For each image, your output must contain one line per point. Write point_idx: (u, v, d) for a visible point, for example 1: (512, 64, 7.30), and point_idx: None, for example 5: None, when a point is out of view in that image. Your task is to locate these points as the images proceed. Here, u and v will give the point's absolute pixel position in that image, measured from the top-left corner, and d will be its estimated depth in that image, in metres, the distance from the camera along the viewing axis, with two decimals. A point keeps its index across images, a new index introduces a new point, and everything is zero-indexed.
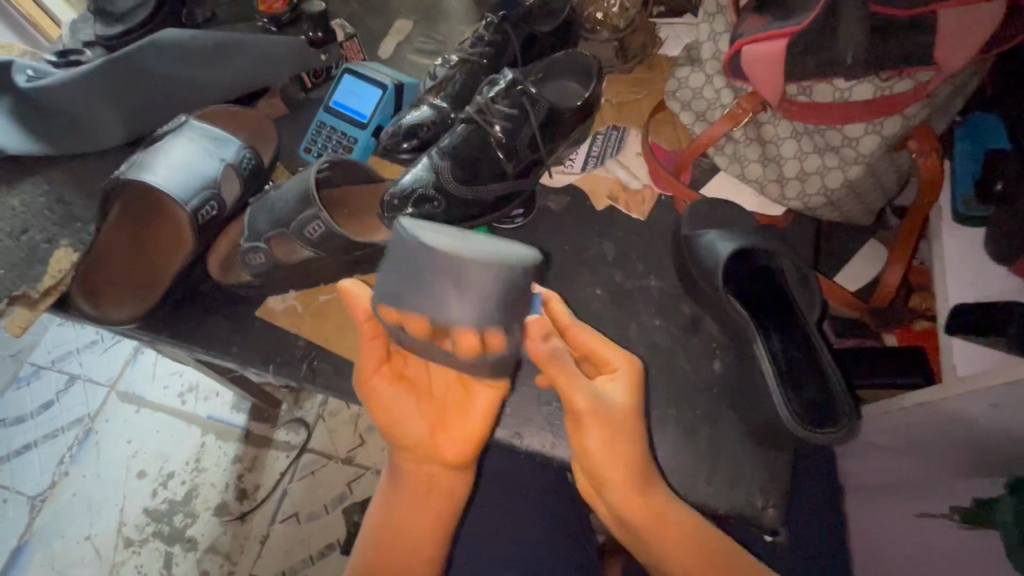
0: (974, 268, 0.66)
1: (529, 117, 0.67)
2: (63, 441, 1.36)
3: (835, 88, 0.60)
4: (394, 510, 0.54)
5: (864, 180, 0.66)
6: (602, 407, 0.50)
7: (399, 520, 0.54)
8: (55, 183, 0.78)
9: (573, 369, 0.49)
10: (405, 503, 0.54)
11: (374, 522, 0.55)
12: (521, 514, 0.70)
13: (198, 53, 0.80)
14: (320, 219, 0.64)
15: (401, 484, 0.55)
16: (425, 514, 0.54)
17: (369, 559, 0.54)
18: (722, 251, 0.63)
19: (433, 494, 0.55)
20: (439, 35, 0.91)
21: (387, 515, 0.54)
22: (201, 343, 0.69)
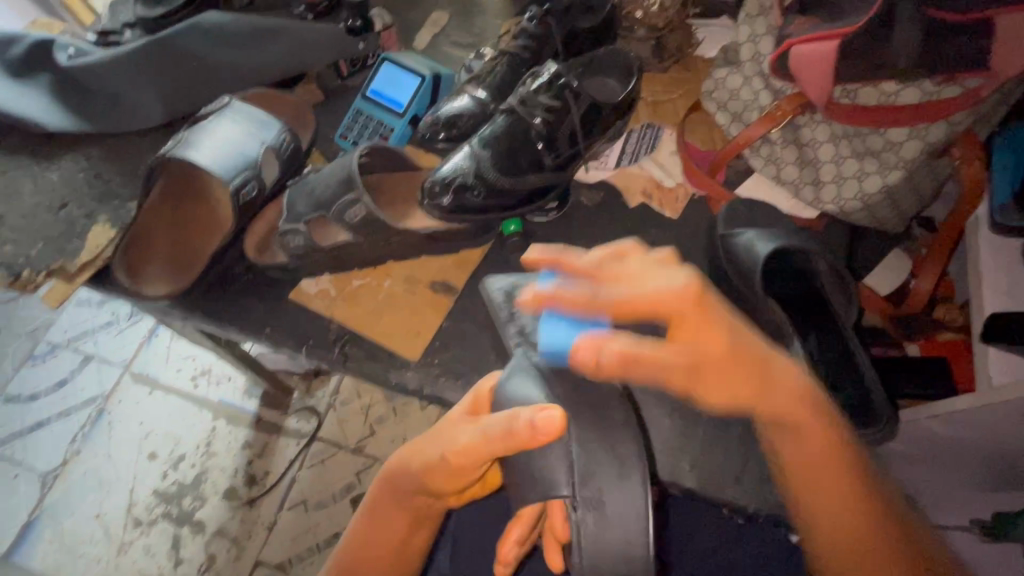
0: (1009, 280, 0.66)
1: (571, 110, 0.68)
2: (76, 420, 1.37)
3: (881, 90, 0.61)
4: (374, 522, 0.52)
5: (903, 186, 0.66)
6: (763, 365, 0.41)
7: (378, 533, 0.52)
8: (92, 160, 0.79)
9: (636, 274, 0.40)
10: (387, 520, 0.52)
11: (357, 522, 0.54)
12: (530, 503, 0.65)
13: (239, 36, 0.81)
14: (362, 202, 0.65)
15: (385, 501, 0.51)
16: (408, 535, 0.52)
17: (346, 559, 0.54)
18: (763, 250, 0.62)
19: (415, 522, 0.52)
20: (474, 28, 0.92)
21: (371, 520, 0.53)
22: (234, 323, 0.70)
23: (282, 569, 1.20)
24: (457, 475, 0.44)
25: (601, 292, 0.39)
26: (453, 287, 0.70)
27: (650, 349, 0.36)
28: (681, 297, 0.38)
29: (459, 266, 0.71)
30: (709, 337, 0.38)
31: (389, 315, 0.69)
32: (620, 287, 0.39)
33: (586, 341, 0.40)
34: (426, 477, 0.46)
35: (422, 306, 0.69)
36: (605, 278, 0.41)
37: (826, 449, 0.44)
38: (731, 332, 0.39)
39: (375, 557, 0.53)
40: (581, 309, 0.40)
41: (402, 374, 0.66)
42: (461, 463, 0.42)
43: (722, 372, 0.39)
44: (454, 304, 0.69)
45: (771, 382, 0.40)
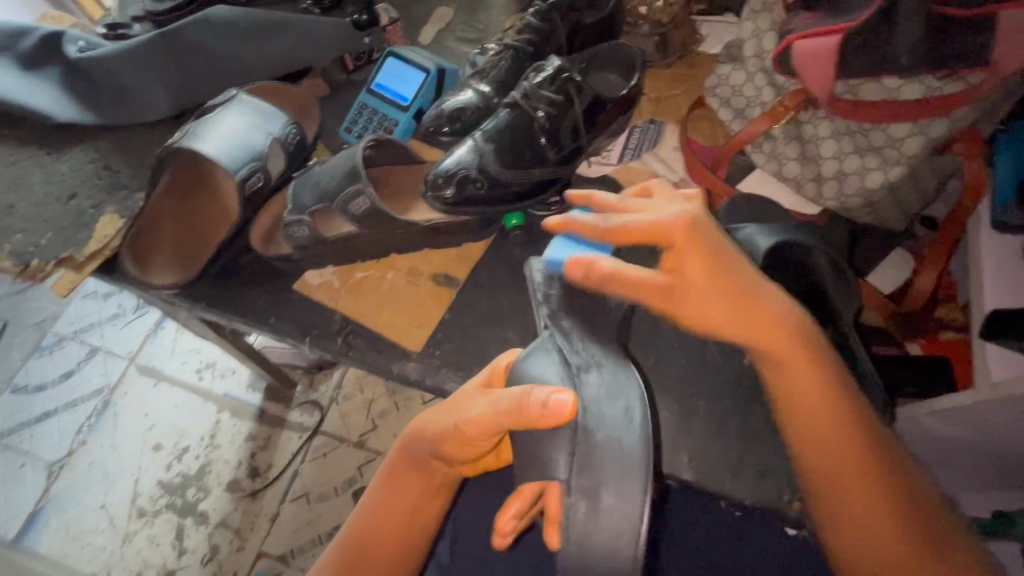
0: (1010, 277, 0.65)
1: (574, 104, 0.68)
2: (83, 411, 1.39)
3: (884, 86, 0.61)
4: (385, 501, 0.54)
5: (905, 182, 0.66)
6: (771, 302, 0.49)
7: (390, 512, 0.54)
8: (101, 151, 0.80)
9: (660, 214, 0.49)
10: (404, 486, 0.54)
11: (372, 492, 0.56)
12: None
13: (246, 30, 0.82)
14: (365, 194, 0.65)
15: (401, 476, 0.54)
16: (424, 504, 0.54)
17: (352, 541, 0.54)
18: (763, 243, 0.62)
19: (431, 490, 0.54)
20: (478, 24, 0.93)
21: (381, 500, 0.54)
22: (238, 313, 0.71)
23: (284, 560, 1.21)
24: (470, 443, 0.47)
25: (613, 227, 0.49)
26: (455, 281, 0.71)
27: (640, 277, 0.48)
28: (681, 227, 0.47)
29: (462, 259, 0.72)
30: (695, 270, 0.47)
31: (392, 307, 0.70)
32: (636, 219, 0.48)
33: (589, 260, 0.48)
34: (441, 443, 0.49)
35: (425, 298, 0.70)
36: (626, 210, 0.51)
37: (814, 381, 0.49)
38: (715, 263, 0.47)
39: (387, 524, 0.54)
40: (597, 237, 0.50)
41: (404, 365, 0.67)
42: (470, 436, 0.46)
43: (699, 297, 0.48)
44: (456, 296, 0.70)
45: (756, 311, 0.48)
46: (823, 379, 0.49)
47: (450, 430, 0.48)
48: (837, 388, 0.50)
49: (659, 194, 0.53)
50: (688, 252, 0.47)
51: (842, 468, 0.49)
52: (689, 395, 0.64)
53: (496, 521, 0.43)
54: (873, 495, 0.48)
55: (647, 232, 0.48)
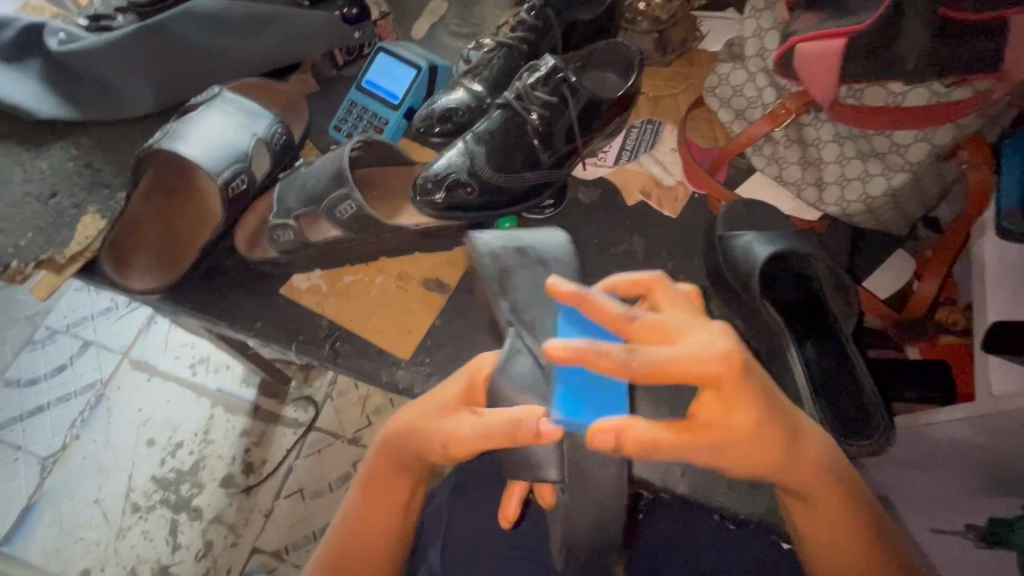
0: (1013, 284, 0.64)
1: (568, 106, 0.66)
2: (75, 405, 1.37)
3: (889, 91, 0.59)
4: (359, 509, 0.53)
5: (909, 189, 0.64)
6: (793, 433, 0.40)
7: (365, 520, 0.52)
8: (82, 148, 0.78)
9: (682, 325, 0.35)
10: (382, 487, 0.52)
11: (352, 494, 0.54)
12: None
13: (233, 23, 0.79)
14: (352, 198, 0.63)
15: (373, 482, 0.52)
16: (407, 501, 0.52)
17: (332, 547, 0.53)
18: (760, 252, 0.61)
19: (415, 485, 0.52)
20: (473, 18, 0.90)
21: (356, 508, 0.53)
22: (224, 317, 0.69)
23: (279, 556, 1.20)
24: (453, 459, 0.44)
25: (643, 356, 0.32)
26: (446, 285, 0.69)
27: (668, 432, 0.35)
28: (723, 370, 0.34)
29: (454, 263, 0.70)
30: (732, 418, 0.36)
31: (381, 313, 0.68)
32: (666, 355, 0.33)
33: (621, 426, 0.34)
34: (421, 448, 0.46)
35: (414, 302, 0.69)
36: (638, 330, 0.34)
37: (820, 481, 0.44)
38: (762, 405, 0.37)
39: (375, 522, 0.52)
40: (608, 368, 0.32)
41: (393, 372, 0.66)
42: (457, 448, 0.43)
43: (743, 446, 0.37)
44: (447, 301, 0.68)
45: (795, 452, 0.41)
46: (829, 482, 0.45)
47: (431, 444, 0.45)
48: (841, 475, 0.46)
49: (661, 299, 0.39)
50: (726, 393, 0.35)
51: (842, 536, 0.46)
52: None
53: (503, 509, 0.50)
54: (869, 563, 0.47)
55: (657, 373, 0.32)
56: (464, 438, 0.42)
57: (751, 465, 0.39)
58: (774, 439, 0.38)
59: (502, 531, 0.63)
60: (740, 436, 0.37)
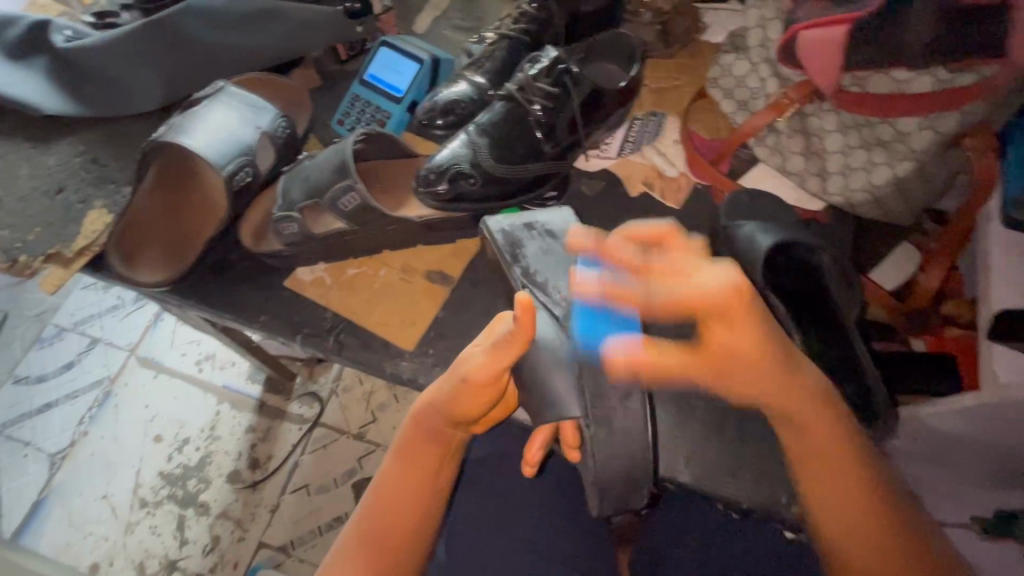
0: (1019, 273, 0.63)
1: (571, 97, 0.66)
2: (83, 402, 1.39)
3: (892, 78, 0.59)
4: (384, 496, 0.52)
5: (914, 177, 0.64)
6: (783, 365, 0.43)
7: (393, 509, 0.52)
8: (89, 145, 0.78)
9: (681, 262, 0.38)
10: (413, 464, 0.53)
11: (378, 479, 0.54)
12: (522, 495, 0.65)
13: (238, 19, 0.80)
14: (355, 190, 0.64)
15: (402, 464, 0.53)
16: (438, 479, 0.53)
17: (358, 539, 0.51)
18: (764, 242, 0.60)
19: (448, 459, 0.54)
20: (475, 12, 0.90)
21: (382, 496, 0.53)
22: (230, 310, 0.70)
23: (285, 551, 1.21)
24: (464, 416, 0.49)
25: (651, 299, 0.39)
26: (450, 278, 0.70)
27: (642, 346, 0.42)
28: (723, 304, 0.37)
29: (457, 256, 0.70)
30: (734, 338, 0.40)
31: (385, 305, 0.68)
32: (667, 292, 0.38)
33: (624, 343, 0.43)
34: (438, 410, 0.50)
35: (418, 295, 0.69)
36: (649, 269, 0.39)
37: (818, 426, 0.45)
38: (767, 332, 0.41)
39: (404, 511, 0.52)
40: (621, 303, 0.44)
41: (397, 364, 0.66)
42: (471, 400, 0.48)
43: (726, 347, 0.41)
44: (450, 293, 0.69)
45: (791, 374, 0.44)
46: (834, 422, 0.46)
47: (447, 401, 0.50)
48: (851, 434, 0.46)
49: (676, 249, 0.39)
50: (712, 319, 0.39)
51: (849, 488, 0.46)
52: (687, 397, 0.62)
53: (527, 453, 0.54)
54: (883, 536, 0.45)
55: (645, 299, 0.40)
56: (472, 378, 0.47)
57: (736, 355, 0.41)
58: (749, 361, 0.41)
59: (506, 522, 0.63)
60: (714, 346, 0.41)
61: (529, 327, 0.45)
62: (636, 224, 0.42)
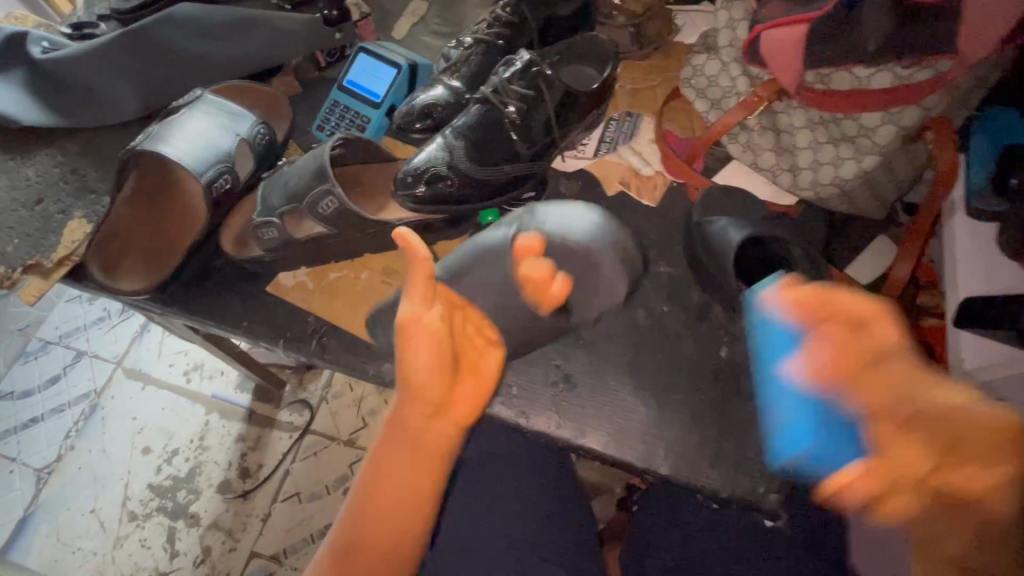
0: (986, 263, 0.65)
1: (545, 99, 0.68)
2: (70, 416, 1.37)
3: (852, 75, 0.60)
4: (358, 514, 0.50)
5: (880, 171, 0.66)
6: (989, 437, 0.39)
7: (365, 529, 0.50)
8: (67, 155, 0.78)
9: (900, 346, 0.41)
10: (390, 475, 0.50)
11: (354, 496, 0.51)
12: None
13: (216, 28, 0.80)
14: (334, 193, 0.64)
15: (381, 466, 0.50)
16: (416, 480, 0.50)
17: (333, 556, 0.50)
18: (736, 235, 0.63)
19: (426, 454, 0.50)
20: (453, 18, 0.91)
21: (359, 511, 0.50)
22: (212, 317, 0.70)
23: (278, 560, 1.21)
24: (424, 387, 0.48)
25: (850, 399, 0.41)
26: None
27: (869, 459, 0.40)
28: (1002, 430, 0.38)
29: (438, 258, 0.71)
30: (926, 446, 0.39)
31: (366, 308, 0.69)
32: (887, 429, 0.40)
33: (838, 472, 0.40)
34: (404, 391, 0.49)
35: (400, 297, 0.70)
36: (861, 375, 0.41)
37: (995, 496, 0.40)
38: (947, 443, 0.39)
39: (379, 528, 0.50)
40: (812, 364, 0.41)
41: (379, 365, 0.67)
42: (424, 354, 0.47)
43: (907, 445, 0.39)
44: None
45: (974, 461, 0.39)
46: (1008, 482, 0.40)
47: (411, 377, 0.48)
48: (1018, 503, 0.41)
49: (876, 324, 0.41)
50: (904, 388, 0.40)
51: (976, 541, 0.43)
52: (663, 390, 0.64)
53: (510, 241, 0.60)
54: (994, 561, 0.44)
55: (874, 386, 0.41)
56: (415, 327, 0.47)
57: (975, 500, 0.40)
58: (933, 444, 0.39)
59: None
60: (898, 445, 0.40)
61: (418, 262, 0.47)
62: (810, 286, 0.43)
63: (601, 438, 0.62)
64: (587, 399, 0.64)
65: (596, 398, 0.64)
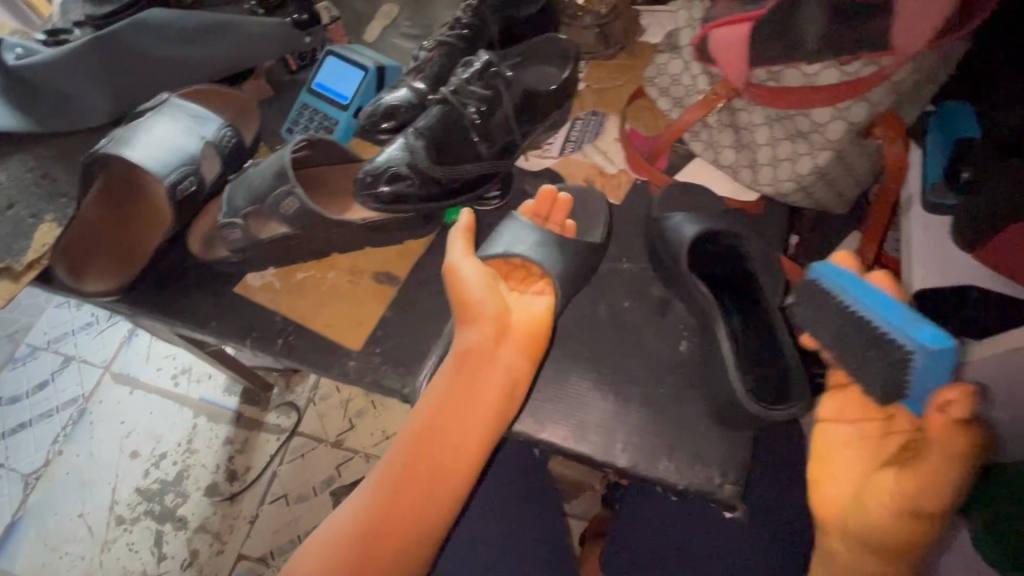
0: (936, 256, 0.67)
1: (503, 99, 0.68)
2: (58, 421, 1.38)
3: (803, 71, 0.61)
4: (418, 426, 0.56)
5: (837, 167, 0.66)
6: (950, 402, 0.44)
7: (424, 441, 0.55)
8: (40, 161, 0.79)
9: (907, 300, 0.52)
10: (458, 393, 0.57)
11: (415, 415, 0.57)
12: None
13: (187, 33, 0.81)
14: (294, 194, 0.65)
15: (446, 386, 0.57)
16: (472, 409, 0.56)
17: (392, 469, 0.54)
18: (689, 232, 0.64)
19: (482, 383, 0.57)
20: (423, 20, 0.92)
21: (422, 423, 0.56)
22: (180, 318, 0.71)
23: (264, 562, 1.21)
24: (492, 314, 0.60)
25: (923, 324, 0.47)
26: (396, 278, 0.71)
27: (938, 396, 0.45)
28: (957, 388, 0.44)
29: (404, 257, 0.72)
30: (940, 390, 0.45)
31: (333, 307, 0.70)
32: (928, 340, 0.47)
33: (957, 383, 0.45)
34: (475, 319, 0.60)
35: (366, 296, 0.70)
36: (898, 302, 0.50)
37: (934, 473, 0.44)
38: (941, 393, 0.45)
39: (436, 443, 0.54)
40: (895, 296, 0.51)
41: (345, 363, 0.68)
42: (486, 285, 0.62)
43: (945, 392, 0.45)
44: (396, 293, 0.70)
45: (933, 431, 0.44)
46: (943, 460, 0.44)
47: (481, 305, 0.60)
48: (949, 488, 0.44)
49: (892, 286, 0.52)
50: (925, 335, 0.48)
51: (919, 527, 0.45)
52: (623, 384, 0.65)
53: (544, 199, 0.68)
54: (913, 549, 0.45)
55: None
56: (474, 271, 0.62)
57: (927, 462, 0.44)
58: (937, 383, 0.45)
59: None
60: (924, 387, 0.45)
61: (471, 244, 0.67)
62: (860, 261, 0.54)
63: (562, 431, 0.63)
64: (550, 394, 0.65)
65: (558, 392, 0.65)
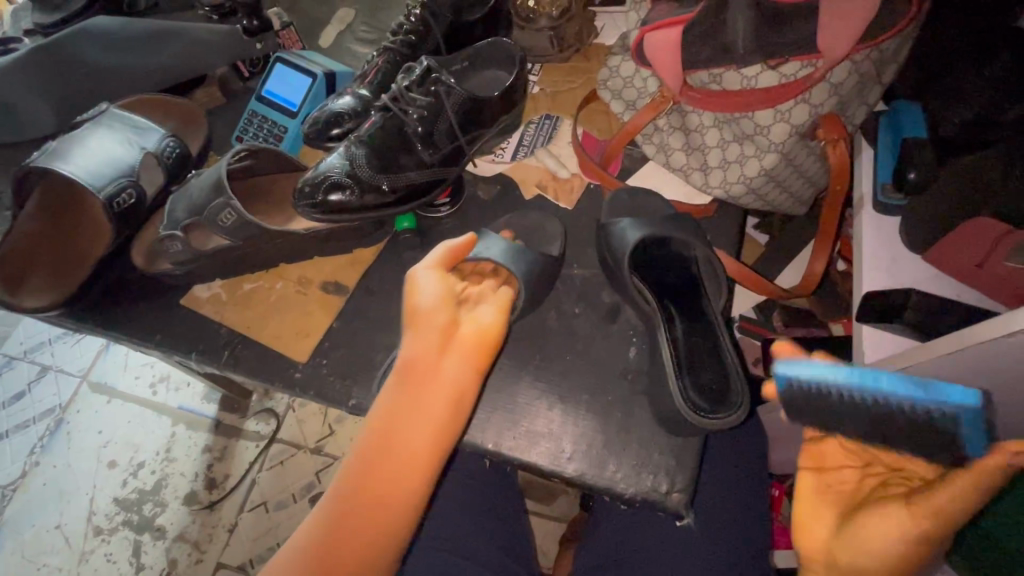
0: (888, 255, 0.66)
1: (444, 106, 0.67)
2: (34, 432, 1.36)
3: (740, 74, 0.60)
4: (363, 443, 0.44)
5: (783, 168, 0.66)
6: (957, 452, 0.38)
7: (373, 456, 0.43)
8: None
9: None
10: (408, 393, 0.46)
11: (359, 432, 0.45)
12: None
13: (133, 41, 0.80)
14: (231, 206, 0.64)
15: (391, 391, 0.47)
16: (427, 402, 0.45)
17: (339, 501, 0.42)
18: (633, 238, 0.63)
19: (432, 382, 0.47)
20: (379, 24, 0.91)
21: (369, 438, 0.44)
22: (127, 331, 0.70)
23: (243, 571, 1.20)
24: (441, 305, 0.52)
25: None
26: (344, 288, 0.70)
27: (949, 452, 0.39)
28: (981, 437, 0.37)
29: (353, 265, 0.71)
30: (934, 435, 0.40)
31: (279, 317, 0.69)
32: None
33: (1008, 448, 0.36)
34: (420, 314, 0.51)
35: (313, 307, 0.70)
36: None
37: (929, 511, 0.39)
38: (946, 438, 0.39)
39: (390, 455, 0.43)
40: None
41: (292, 375, 0.67)
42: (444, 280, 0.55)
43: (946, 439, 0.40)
44: (344, 304, 0.70)
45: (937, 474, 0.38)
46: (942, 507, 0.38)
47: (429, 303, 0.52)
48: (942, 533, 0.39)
49: None
50: None
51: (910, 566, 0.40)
52: (573, 392, 0.64)
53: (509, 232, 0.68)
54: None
55: None
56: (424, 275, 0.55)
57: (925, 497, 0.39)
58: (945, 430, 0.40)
59: None
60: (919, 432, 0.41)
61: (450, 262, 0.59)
62: None
63: (511, 440, 0.63)
64: (500, 404, 0.64)
65: (506, 402, 0.64)
